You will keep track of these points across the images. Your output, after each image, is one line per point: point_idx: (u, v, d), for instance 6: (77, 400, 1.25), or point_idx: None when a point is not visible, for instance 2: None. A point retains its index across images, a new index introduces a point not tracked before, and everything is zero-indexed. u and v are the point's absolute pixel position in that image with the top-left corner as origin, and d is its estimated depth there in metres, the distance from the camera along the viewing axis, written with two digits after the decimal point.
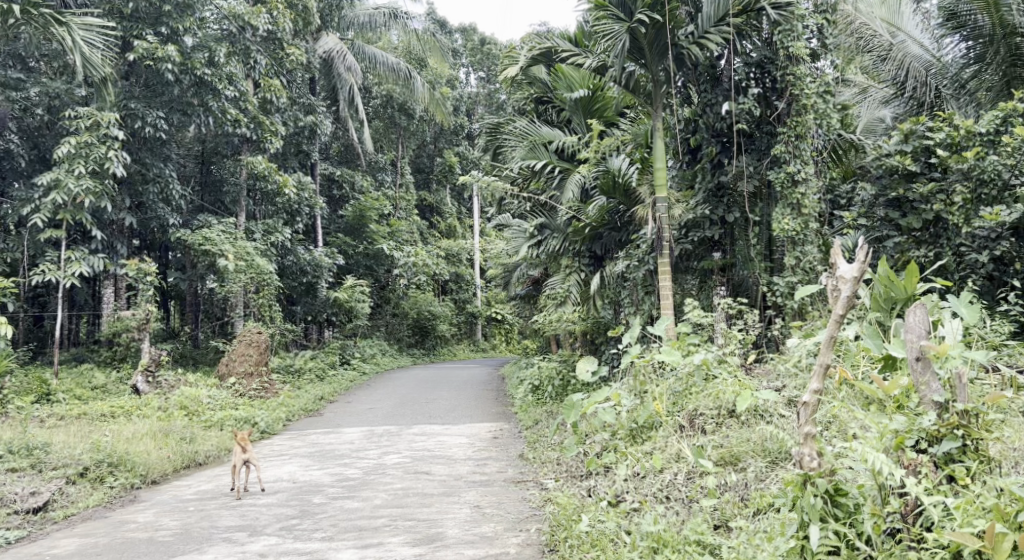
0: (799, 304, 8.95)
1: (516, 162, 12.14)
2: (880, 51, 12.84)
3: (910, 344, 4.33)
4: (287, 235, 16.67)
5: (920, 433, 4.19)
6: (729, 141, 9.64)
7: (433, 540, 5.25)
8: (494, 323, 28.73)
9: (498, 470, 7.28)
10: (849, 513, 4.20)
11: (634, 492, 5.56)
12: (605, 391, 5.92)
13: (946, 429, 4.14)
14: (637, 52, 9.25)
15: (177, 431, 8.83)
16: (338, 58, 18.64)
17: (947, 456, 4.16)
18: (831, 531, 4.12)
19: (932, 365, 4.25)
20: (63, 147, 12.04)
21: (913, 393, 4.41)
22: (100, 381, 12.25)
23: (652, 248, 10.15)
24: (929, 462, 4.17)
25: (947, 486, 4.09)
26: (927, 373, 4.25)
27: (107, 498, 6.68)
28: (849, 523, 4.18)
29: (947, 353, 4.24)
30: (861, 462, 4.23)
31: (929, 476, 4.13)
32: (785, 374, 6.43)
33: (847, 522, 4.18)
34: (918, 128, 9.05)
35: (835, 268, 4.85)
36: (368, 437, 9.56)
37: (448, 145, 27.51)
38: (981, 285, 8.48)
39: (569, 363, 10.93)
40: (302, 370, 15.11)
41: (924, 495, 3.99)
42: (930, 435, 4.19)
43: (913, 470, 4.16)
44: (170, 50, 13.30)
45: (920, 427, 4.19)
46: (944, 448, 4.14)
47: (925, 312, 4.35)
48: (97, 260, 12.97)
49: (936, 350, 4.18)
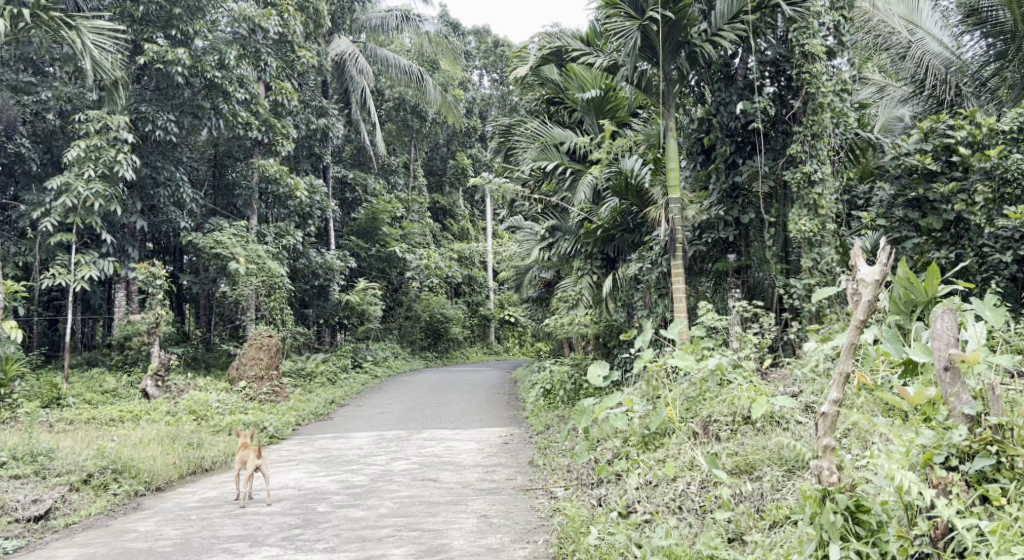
0: (816, 307, 8.74)
1: (527, 163, 12.01)
2: (898, 49, 12.68)
3: (938, 353, 4.13)
4: (299, 238, 16.55)
5: (951, 449, 4.02)
6: (744, 141, 9.52)
7: (437, 552, 5.11)
8: (506, 325, 28.55)
9: (507, 477, 7.13)
10: (872, 531, 4.01)
11: (646, 502, 5.40)
12: (617, 396, 5.75)
13: (979, 445, 3.99)
14: (649, 50, 9.11)
15: (185, 436, 8.71)
16: (351, 61, 18.45)
17: (979, 474, 4.00)
18: (852, 551, 3.93)
19: (961, 375, 4.05)
20: (73, 150, 11.99)
21: (941, 405, 4.23)
22: (111, 386, 12.18)
23: (665, 250, 9.96)
24: (961, 481, 3.99)
25: (980, 507, 3.90)
26: (956, 384, 4.06)
27: (110, 505, 6.59)
28: (872, 542, 3.98)
29: (978, 363, 4.07)
30: (886, 478, 4.05)
31: (961, 497, 3.93)
32: (802, 378, 6.26)
33: (870, 542, 3.98)
34: (938, 126, 8.84)
35: (854, 271, 4.65)
36: (377, 441, 9.47)
37: (461, 147, 27.35)
38: (1004, 288, 8.25)
39: (581, 368, 10.77)
40: (313, 374, 15.01)
41: (956, 518, 3.79)
42: (961, 452, 4.02)
43: (943, 489, 3.94)
44: (180, 53, 13.22)
45: (950, 443, 4.03)
46: (977, 465, 3.97)
47: (954, 318, 4.15)
48: (107, 263, 12.86)
49: (968, 360, 3.98)
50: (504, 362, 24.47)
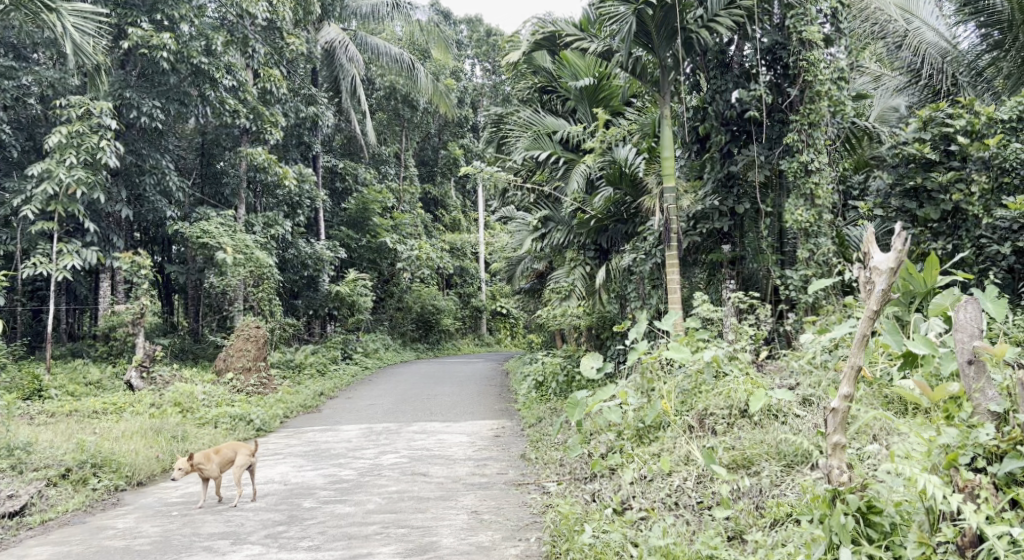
0: (812, 298, 8.49)
1: (519, 153, 11.78)
2: (896, 38, 12.32)
3: (961, 346, 3.97)
4: (288, 228, 16.32)
5: (977, 449, 3.76)
6: (739, 130, 9.29)
7: (426, 551, 4.94)
8: (499, 317, 28.43)
9: (499, 471, 6.98)
10: (885, 534, 3.83)
11: (641, 498, 5.24)
12: (610, 389, 5.56)
13: (1008, 445, 3.72)
14: (644, 36, 8.97)
15: (169, 428, 8.51)
16: (340, 48, 18.14)
17: (1008, 476, 3.73)
18: (864, 556, 3.75)
19: (986, 369, 3.89)
20: (54, 137, 11.68)
21: (963, 401, 4.04)
22: (95, 377, 11.94)
23: (660, 241, 9.75)
24: (989, 484, 3.72)
25: (1011, 513, 3.63)
26: (981, 378, 3.90)
27: (89, 500, 6.41)
28: (885, 545, 3.81)
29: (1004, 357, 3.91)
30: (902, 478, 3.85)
31: (990, 502, 3.65)
32: (797, 370, 6.13)
33: (883, 545, 3.81)
34: (937, 115, 8.61)
35: (865, 258, 4.44)
36: (367, 434, 9.28)
37: (453, 138, 27.06)
38: (1002, 279, 8.12)
39: (574, 360, 10.58)
40: (302, 365, 14.82)
41: (986, 526, 3.53)
42: (988, 453, 3.76)
43: (970, 493, 3.68)
44: (165, 38, 12.93)
45: (976, 442, 3.77)
46: (1006, 467, 3.69)
47: (978, 308, 3.98)
48: (90, 252, 12.61)
49: (994, 354, 3.83)
50: (484, 362, 19.37)
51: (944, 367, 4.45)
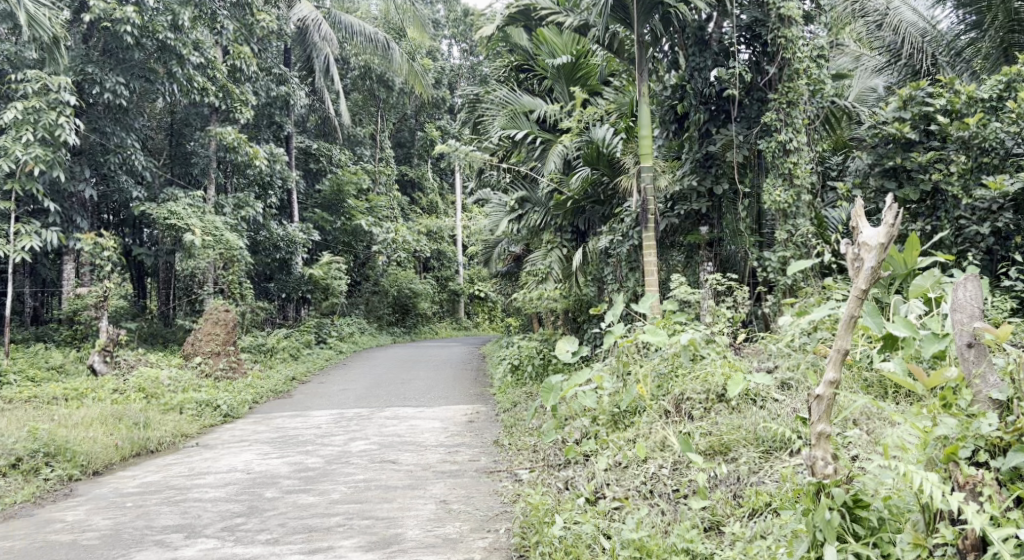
0: (791, 280, 8.31)
1: (495, 130, 11.49)
2: (875, 16, 12.39)
3: (961, 327, 3.73)
4: (259, 209, 15.92)
5: (979, 441, 3.54)
6: (718, 109, 9.09)
7: (389, 544, 4.72)
8: (477, 300, 28.12)
9: (471, 458, 6.77)
10: (872, 530, 3.70)
11: (614, 486, 5.05)
12: (586, 373, 5.34)
13: (1011, 438, 3.51)
14: (621, 10, 8.74)
15: (132, 414, 8.25)
16: (313, 27, 17.65)
17: (1013, 471, 3.53)
18: (851, 554, 3.61)
19: (987, 353, 3.66)
20: (8, 113, 11.22)
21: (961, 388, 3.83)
22: (57, 361, 11.58)
23: (637, 222, 9.49)
24: (992, 480, 3.53)
25: (1016, 512, 3.45)
26: (981, 363, 3.67)
27: (39, 492, 6.15)
28: (873, 542, 3.67)
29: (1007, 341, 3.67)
30: (895, 473, 3.67)
31: (993, 500, 3.48)
32: (775, 354, 5.97)
33: (871, 542, 3.67)
34: (917, 93, 8.42)
35: (854, 232, 4.20)
36: (337, 420, 9.04)
37: (430, 119, 26.71)
38: (981, 260, 7.97)
39: (551, 344, 10.42)
40: (274, 349, 14.49)
41: (990, 527, 3.34)
42: (990, 445, 3.55)
43: (972, 491, 3.51)
44: (129, 11, 12.46)
45: (978, 434, 3.55)
46: (1009, 462, 3.50)
47: (977, 287, 3.73)
48: (51, 233, 12.20)
49: (997, 336, 3.60)
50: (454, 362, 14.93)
51: (925, 350, 4.29)
